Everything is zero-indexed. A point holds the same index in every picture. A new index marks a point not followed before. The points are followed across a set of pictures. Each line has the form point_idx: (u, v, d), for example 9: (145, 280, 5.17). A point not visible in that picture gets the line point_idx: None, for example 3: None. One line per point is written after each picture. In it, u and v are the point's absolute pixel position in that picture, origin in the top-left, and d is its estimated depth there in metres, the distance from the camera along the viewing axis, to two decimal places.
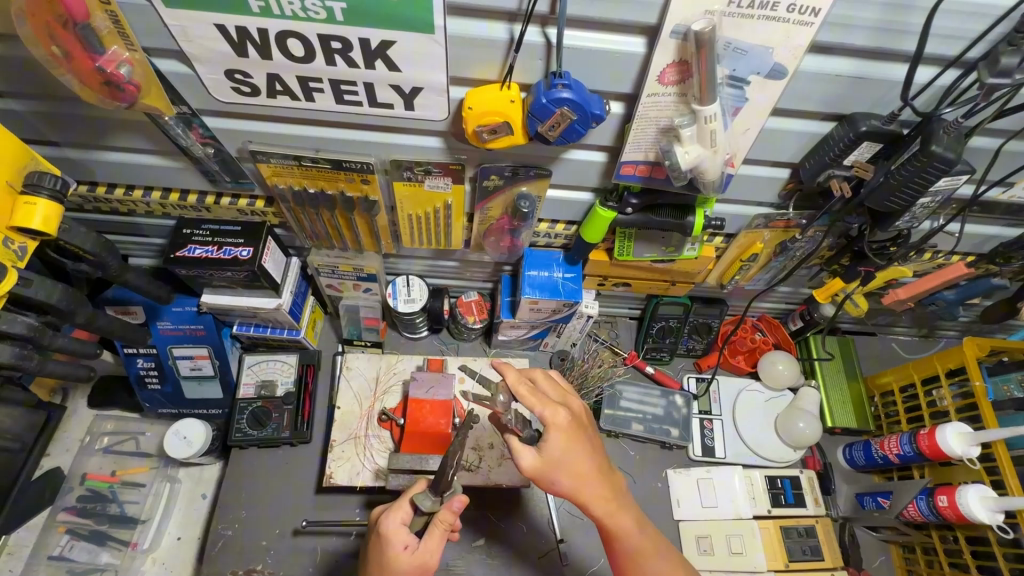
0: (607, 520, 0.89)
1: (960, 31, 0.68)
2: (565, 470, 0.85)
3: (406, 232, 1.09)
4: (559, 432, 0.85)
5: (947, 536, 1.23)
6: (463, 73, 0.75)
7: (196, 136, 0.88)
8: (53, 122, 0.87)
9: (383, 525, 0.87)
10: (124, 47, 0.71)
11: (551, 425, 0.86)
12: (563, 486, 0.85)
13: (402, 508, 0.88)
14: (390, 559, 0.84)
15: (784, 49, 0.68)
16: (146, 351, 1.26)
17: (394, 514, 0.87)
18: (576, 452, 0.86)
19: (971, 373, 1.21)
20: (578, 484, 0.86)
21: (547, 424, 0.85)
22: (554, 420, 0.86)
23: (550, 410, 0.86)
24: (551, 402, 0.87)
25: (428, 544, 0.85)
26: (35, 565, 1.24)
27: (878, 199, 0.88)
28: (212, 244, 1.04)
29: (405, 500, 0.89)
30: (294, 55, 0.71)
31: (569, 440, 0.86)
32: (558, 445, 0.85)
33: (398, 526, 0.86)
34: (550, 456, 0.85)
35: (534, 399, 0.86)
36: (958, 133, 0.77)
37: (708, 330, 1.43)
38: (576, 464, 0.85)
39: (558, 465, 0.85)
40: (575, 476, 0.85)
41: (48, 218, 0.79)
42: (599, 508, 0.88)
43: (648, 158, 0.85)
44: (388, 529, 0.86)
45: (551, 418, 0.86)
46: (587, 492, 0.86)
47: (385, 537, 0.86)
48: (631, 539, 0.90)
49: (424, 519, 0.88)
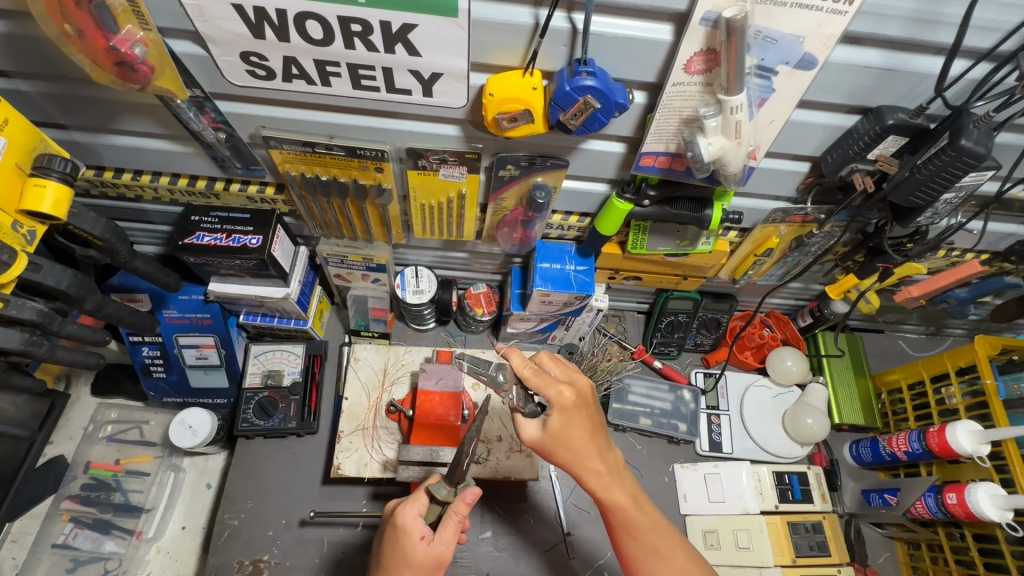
0: (602, 493, 0.89)
1: (997, 22, 0.66)
2: (566, 446, 0.85)
3: (418, 221, 1.08)
4: (563, 410, 0.84)
5: (954, 532, 1.23)
6: (484, 58, 0.73)
7: (208, 120, 0.86)
8: (62, 103, 0.85)
9: (400, 516, 0.86)
10: (139, 26, 0.69)
11: (554, 401, 0.84)
12: (563, 459, 0.86)
13: (418, 498, 0.87)
14: (408, 552, 0.84)
15: (815, 38, 0.66)
16: (152, 340, 1.25)
17: (410, 505, 0.86)
18: (577, 431, 0.84)
19: (982, 371, 1.21)
20: (576, 458, 0.86)
21: (551, 401, 0.83)
22: (558, 398, 0.83)
23: (555, 389, 0.83)
24: (557, 380, 0.84)
25: (442, 536, 0.84)
26: (39, 553, 1.23)
27: (902, 194, 0.86)
28: (221, 232, 1.02)
29: (422, 492, 0.88)
30: (312, 37, 0.70)
31: (571, 418, 0.84)
32: (560, 422, 0.83)
33: (415, 517, 0.85)
34: (552, 431, 0.84)
35: (538, 378, 0.83)
36: (987, 127, 0.75)
37: (717, 325, 1.41)
38: (577, 441, 0.85)
39: (559, 440, 0.84)
40: (575, 452, 0.85)
41: (58, 202, 0.77)
42: (595, 482, 0.88)
43: (668, 149, 0.84)
44: (405, 520, 0.85)
45: (555, 395, 0.83)
46: (585, 465, 0.87)
47: (402, 529, 0.84)
48: (624, 512, 0.90)
49: (439, 510, 0.86)
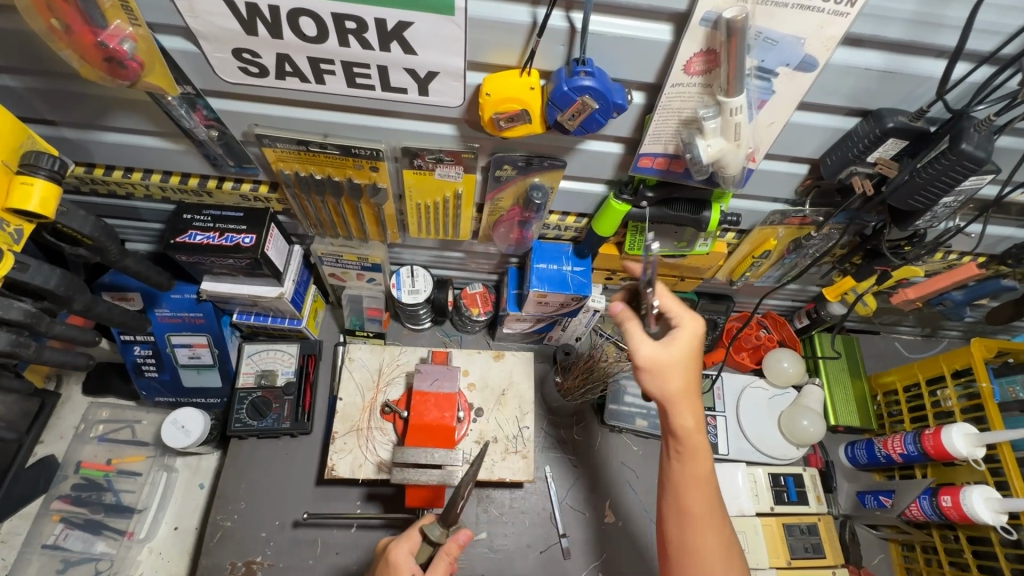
0: (691, 439, 0.89)
1: (998, 25, 0.66)
2: (676, 372, 0.88)
3: (414, 221, 1.07)
4: (687, 334, 0.89)
5: (948, 535, 1.23)
6: (481, 57, 0.72)
7: (199, 117, 0.85)
8: (50, 99, 0.84)
9: (392, 553, 0.86)
10: (128, 22, 0.67)
11: (682, 326, 0.90)
12: (668, 390, 0.88)
13: (410, 536, 0.88)
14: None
15: (816, 40, 0.66)
16: (143, 339, 1.23)
17: (403, 543, 0.87)
18: (686, 365, 0.88)
19: (978, 374, 1.20)
20: (681, 392, 0.88)
21: (682, 322, 0.89)
22: (690, 323, 0.89)
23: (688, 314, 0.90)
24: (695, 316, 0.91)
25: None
26: (29, 554, 1.22)
27: (901, 197, 0.86)
28: (214, 231, 1.01)
29: (415, 530, 0.89)
30: (305, 34, 0.68)
31: (694, 347, 0.89)
32: (682, 342, 0.88)
33: (405, 555, 0.86)
34: (669, 350, 0.88)
35: (673, 302, 0.91)
36: (988, 131, 0.75)
37: (714, 326, 1.40)
38: (686, 368, 0.88)
39: (668, 362, 0.87)
40: (683, 382, 0.88)
41: (45, 200, 0.75)
42: (689, 418, 0.88)
43: (667, 150, 0.83)
44: (396, 557, 0.86)
45: (686, 320, 0.90)
46: (680, 406, 0.88)
47: (393, 565, 0.85)
48: (692, 471, 0.89)
49: (431, 550, 0.87)
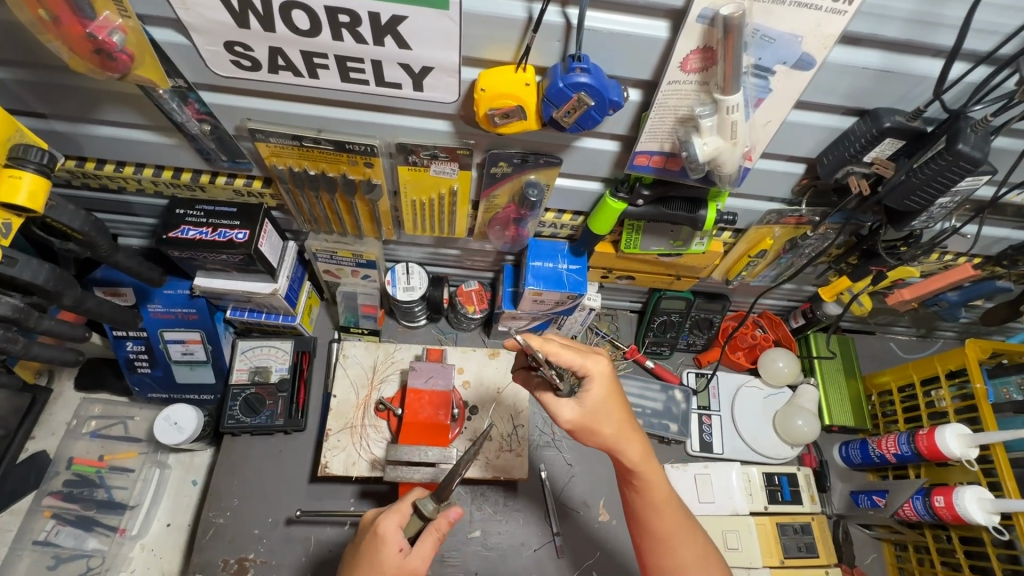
0: (641, 468, 0.90)
1: (996, 25, 0.65)
2: (607, 419, 0.87)
3: (409, 218, 1.06)
4: (600, 380, 0.86)
5: (941, 535, 1.23)
6: (476, 53, 0.71)
7: (192, 111, 0.84)
8: (41, 92, 0.83)
9: (380, 525, 0.84)
10: (118, 13, 0.67)
11: (593, 374, 0.87)
12: (607, 436, 0.88)
13: (400, 509, 0.86)
14: (382, 562, 0.82)
15: (813, 38, 0.65)
16: (136, 334, 1.23)
17: (392, 515, 0.85)
18: (614, 406, 0.87)
19: (972, 375, 1.20)
20: (618, 433, 0.88)
21: (590, 372, 0.86)
22: (597, 368, 0.87)
23: (592, 359, 0.87)
24: (594, 351, 0.88)
25: (419, 549, 0.83)
26: (20, 550, 1.21)
27: (897, 197, 0.86)
28: (207, 226, 1.00)
29: (404, 504, 0.87)
30: (298, 27, 0.68)
31: (609, 389, 0.87)
32: (598, 394, 0.86)
33: (394, 529, 0.84)
34: (590, 405, 0.86)
35: (571, 353, 0.85)
36: (985, 132, 0.74)
37: (710, 326, 1.40)
38: (612, 412, 0.87)
39: (597, 414, 0.87)
40: (616, 425, 0.88)
41: (34, 193, 0.74)
42: (635, 451, 0.89)
43: (663, 149, 0.82)
44: (385, 529, 0.84)
45: (593, 366, 0.87)
46: (623, 445, 0.88)
47: (380, 538, 0.83)
48: (648, 495, 0.90)
49: (420, 524, 0.86)
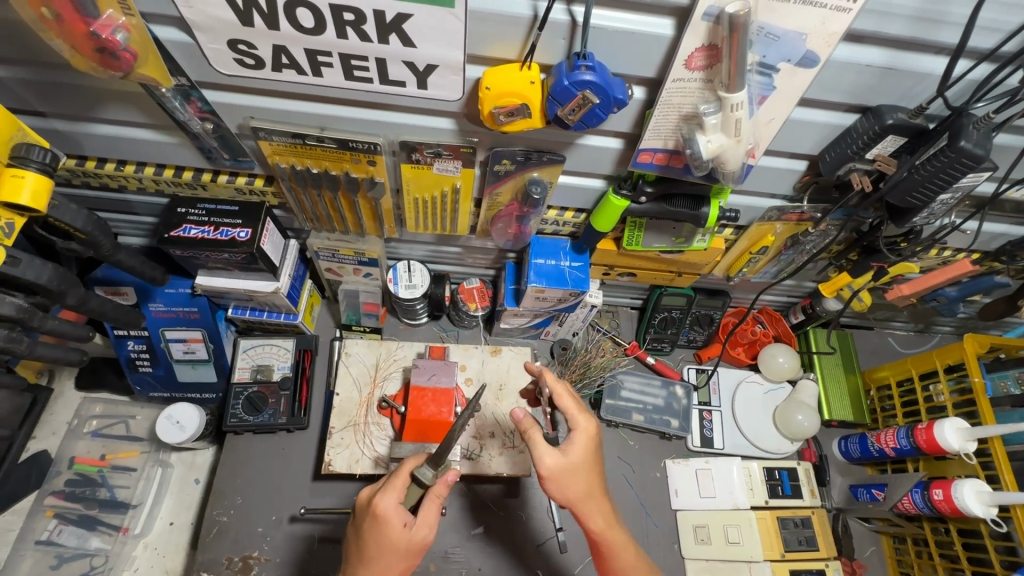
0: (601, 536, 0.95)
1: (1000, 22, 0.66)
2: (579, 478, 0.91)
3: (411, 215, 1.06)
4: (583, 440, 0.92)
5: (939, 527, 1.24)
6: (481, 50, 0.71)
7: (194, 110, 0.84)
8: (42, 91, 0.82)
9: (380, 505, 0.83)
10: (120, 11, 0.66)
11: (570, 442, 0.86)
12: (574, 493, 0.91)
13: (398, 485, 0.84)
14: (390, 538, 0.82)
15: (818, 36, 0.65)
16: (137, 333, 1.22)
17: (390, 493, 0.83)
18: (590, 468, 0.92)
19: (971, 369, 1.21)
20: (587, 492, 0.92)
21: (576, 428, 0.92)
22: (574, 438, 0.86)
23: (583, 419, 0.93)
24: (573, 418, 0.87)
25: (424, 521, 0.84)
26: (22, 550, 1.21)
27: (899, 194, 0.86)
28: (209, 225, 1.00)
29: (400, 477, 0.85)
30: (302, 25, 0.67)
31: (589, 452, 0.92)
32: (581, 451, 0.91)
33: (395, 506, 0.83)
34: (571, 459, 0.91)
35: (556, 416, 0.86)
36: (987, 128, 0.75)
37: (710, 322, 1.40)
38: (587, 475, 0.92)
39: (572, 470, 0.90)
40: (587, 486, 0.92)
41: (37, 193, 0.74)
42: (598, 518, 0.94)
43: (667, 146, 0.83)
44: (387, 509, 0.82)
45: (571, 436, 0.85)
46: (590, 505, 0.93)
47: (384, 519, 0.82)
48: (616, 555, 0.95)
49: (419, 492, 0.85)
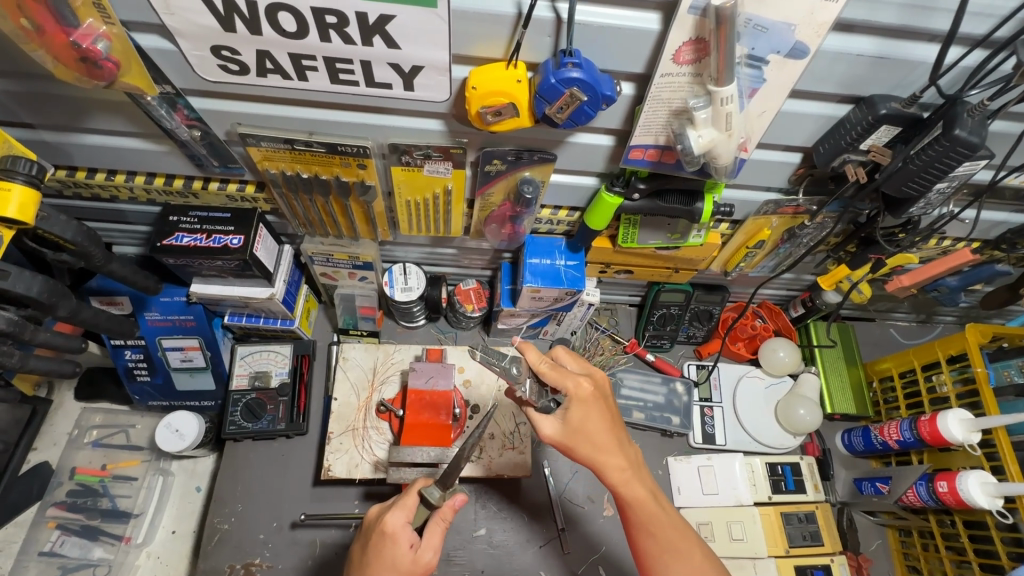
0: (621, 488, 0.86)
1: (993, 8, 0.65)
2: (587, 438, 0.85)
3: (404, 218, 1.05)
4: (581, 402, 0.85)
5: (945, 519, 1.23)
6: (466, 50, 0.71)
7: (181, 118, 0.83)
8: (29, 103, 0.82)
9: (388, 522, 0.81)
10: (101, 20, 0.66)
11: (574, 396, 0.85)
12: (584, 455, 0.85)
13: (408, 503, 0.83)
14: (394, 558, 0.80)
15: (807, 26, 0.65)
16: (134, 343, 1.22)
17: (399, 510, 0.82)
18: (599, 423, 0.85)
19: (973, 360, 1.19)
20: (598, 453, 0.85)
21: (569, 393, 0.85)
22: (577, 391, 0.85)
23: (572, 381, 0.85)
24: (573, 373, 0.86)
25: (429, 542, 0.81)
26: (26, 562, 1.21)
27: (895, 184, 0.85)
28: (201, 232, 1.00)
29: (409, 495, 0.84)
30: (285, 30, 0.67)
31: (590, 409, 0.85)
32: (580, 414, 0.85)
33: (403, 524, 0.81)
34: (572, 424, 0.85)
35: (555, 373, 0.85)
36: (982, 115, 0.74)
37: (709, 317, 1.39)
38: (597, 433, 0.85)
39: (577, 433, 0.85)
40: (595, 446, 0.85)
41: (24, 205, 0.73)
42: (615, 473, 0.86)
43: (658, 142, 0.81)
44: (395, 526, 0.80)
45: (574, 388, 0.85)
46: (603, 461, 0.85)
47: (391, 537, 0.80)
48: (643, 509, 0.86)
49: (426, 513, 0.84)
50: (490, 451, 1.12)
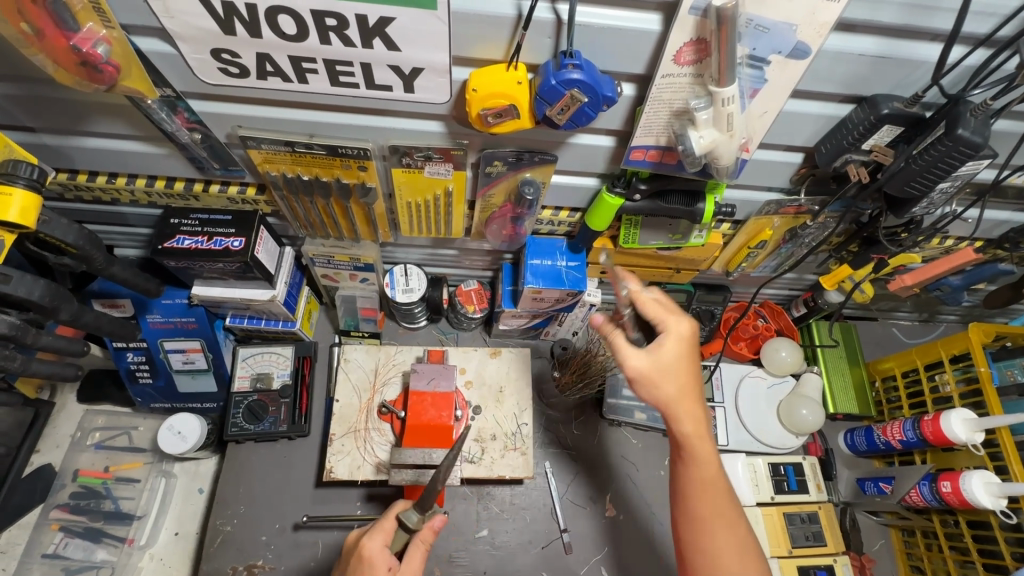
0: (691, 442, 0.82)
1: (996, 7, 0.64)
2: (672, 376, 0.82)
3: (404, 220, 1.05)
4: (679, 338, 0.83)
5: (948, 519, 1.22)
6: (466, 52, 0.70)
7: (181, 120, 0.83)
8: (29, 106, 0.82)
9: (366, 547, 0.82)
10: (101, 24, 0.66)
11: (672, 333, 0.83)
12: (666, 395, 0.82)
13: (386, 527, 0.84)
14: None
15: (808, 26, 0.64)
16: (136, 345, 1.22)
17: (377, 535, 0.83)
18: (680, 366, 0.82)
19: (976, 359, 1.19)
20: (679, 397, 0.82)
21: (667, 329, 0.83)
22: (678, 328, 0.83)
23: (674, 320, 0.84)
24: (676, 312, 0.85)
25: (408, 567, 0.83)
26: (29, 564, 1.21)
27: (897, 184, 0.85)
28: (202, 235, 1.00)
29: (386, 520, 0.84)
30: (285, 32, 0.67)
31: (683, 353, 0.83)
32: (673, 349, 0.82)
33: (381, 548, 0.82)
34: (663, 362, 0.82)
35: (656, 306, 0.85)
36: (985, 115, 0.74)
37: (711, 317, 1.39)
38: (679, 374, 0.82)
39: (664, 373, 0.82)
40: (681, 388, 0.82)
41: (25, 210, 0.73)
42: (690, 423, 0.82)
43: (659, 143, 0.81)
44: (373, 551, 0.81)
45: (674, 325, 0.83)
46: (679, 407, 0.82)
47: (368, 562, 0.80)
48: (705, 471, 0.82)
49: (406, 537, 0.84)
50: (494, 449, 1.12)
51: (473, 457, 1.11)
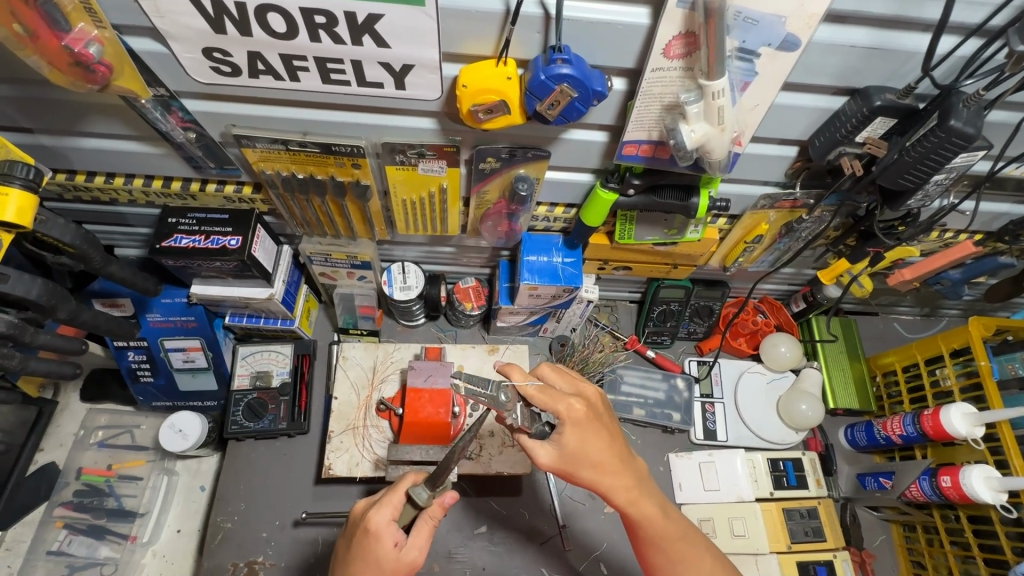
0: (629, 508, 0.86)
1: None
2: (585, 461, 0.82)
3: (400, 217, 1.06)
4: (575, 424, 0.82)
5: (948, 514, 1.22)
6: (456, 49, 0.71)
7: (176, 120, 0.84)
8: (25, 107, 0.83)
9: (373, 520, 0.81)
10: (92, 24, 0.67)
11: (566, 419, 0.82)
12: (587, 478, 0.83)
13: (393, 500, 0.82)
14: (379, 556, 0.79)
15: (797, 18, 0.64)
16: (136, 344, 1.23)
17: (384, 509, 0.82)
18: (593, 443, 0.82)
19: (976, 353, 1.18)
20: (598, 475, 0.83)
21: (562, 417, 0.82)
22: (570, 412, 0.82)
23: (564, 404, 0.81)
24: (563, 394, 0.83)
25: (415, 541, 0.81)
26: (34, 561, 1.22)
27: (891, 177, 0.84)
28: (200, 234, 1.00)
29: (394, 494, 0.83)
30: (275, 30, 0.67)
31: (585, 432, 0.82)
32: (576, 438, 0.82)
33: (388, 522, 0.81)
34: (567, 450, 0.82)
35: (545, 397, 0.81)
36: (978, 106, 0.73)
37: (710, 313, 1.38)
38: (594, 455, 0.82)
39: (573, 458, 0.82)
40: (595, 467, 0.82)
41: (22, 209, 0.74)
42: (621, 491, 0.84)
43: (651, 137, 0.81)
44: (378, 525, 0.80)
45: (566, 409, 0.81)
46: (607, 483, 0.84)
47: (374, 535, 0.80)
48: (653, 526, 0.86)
49: (414, 512, 0.83)
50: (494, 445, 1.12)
51: (472, 455, 1.10)
